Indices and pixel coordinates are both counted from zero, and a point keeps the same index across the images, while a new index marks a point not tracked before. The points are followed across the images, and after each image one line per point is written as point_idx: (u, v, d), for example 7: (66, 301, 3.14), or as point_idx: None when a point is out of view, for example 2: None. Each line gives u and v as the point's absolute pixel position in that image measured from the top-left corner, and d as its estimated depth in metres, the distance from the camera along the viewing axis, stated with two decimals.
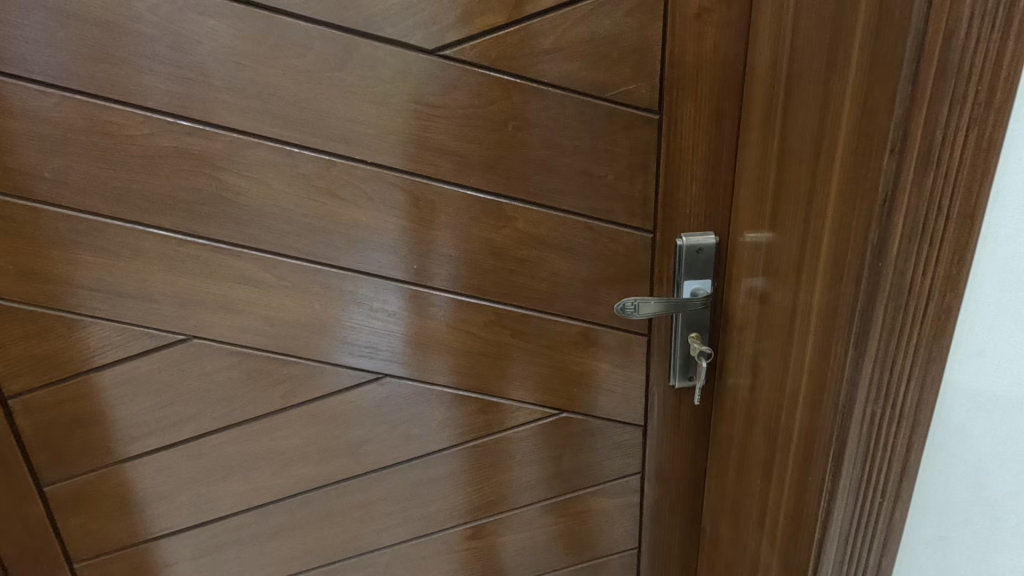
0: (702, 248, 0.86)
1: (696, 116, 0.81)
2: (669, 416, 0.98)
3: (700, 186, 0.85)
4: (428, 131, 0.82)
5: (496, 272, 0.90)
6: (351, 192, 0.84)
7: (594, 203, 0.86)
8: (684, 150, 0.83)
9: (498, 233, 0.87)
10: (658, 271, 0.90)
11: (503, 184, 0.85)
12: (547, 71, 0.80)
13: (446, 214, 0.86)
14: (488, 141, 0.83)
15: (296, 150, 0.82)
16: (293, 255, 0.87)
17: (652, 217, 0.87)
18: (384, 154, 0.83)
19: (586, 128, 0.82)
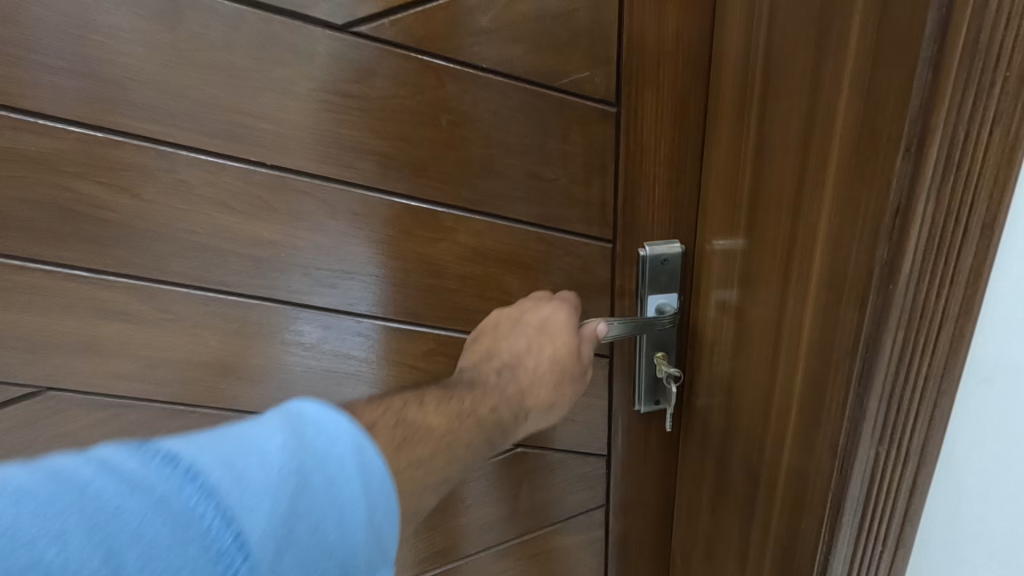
0: (668, 258, 0.77)
1: (658, 110, 0.71)
2: (635, 443, 0.88)
3: (664, 189, 0.75)
4: (344, 126, 0.67)
5: (436, 292, 0.76)
6: (248, 202, 0.68)
7: (547, 210, 0.74)
8: (645, 148, 0.72)
9: (435, 247, 0.74)
10: (621, 285, 0.79)
11: (439, 190, 0.71)
12: (486, 55, 0.67)
13: (371, 226, 0.72)
14: (417, 138, 0.69)
15: (171, 150, 0.65)
16: (177, 282, 0.70)
17: (611, 224, 0.76)
18: (289, 156, 0.67)
19: (535, 122, 0.70)
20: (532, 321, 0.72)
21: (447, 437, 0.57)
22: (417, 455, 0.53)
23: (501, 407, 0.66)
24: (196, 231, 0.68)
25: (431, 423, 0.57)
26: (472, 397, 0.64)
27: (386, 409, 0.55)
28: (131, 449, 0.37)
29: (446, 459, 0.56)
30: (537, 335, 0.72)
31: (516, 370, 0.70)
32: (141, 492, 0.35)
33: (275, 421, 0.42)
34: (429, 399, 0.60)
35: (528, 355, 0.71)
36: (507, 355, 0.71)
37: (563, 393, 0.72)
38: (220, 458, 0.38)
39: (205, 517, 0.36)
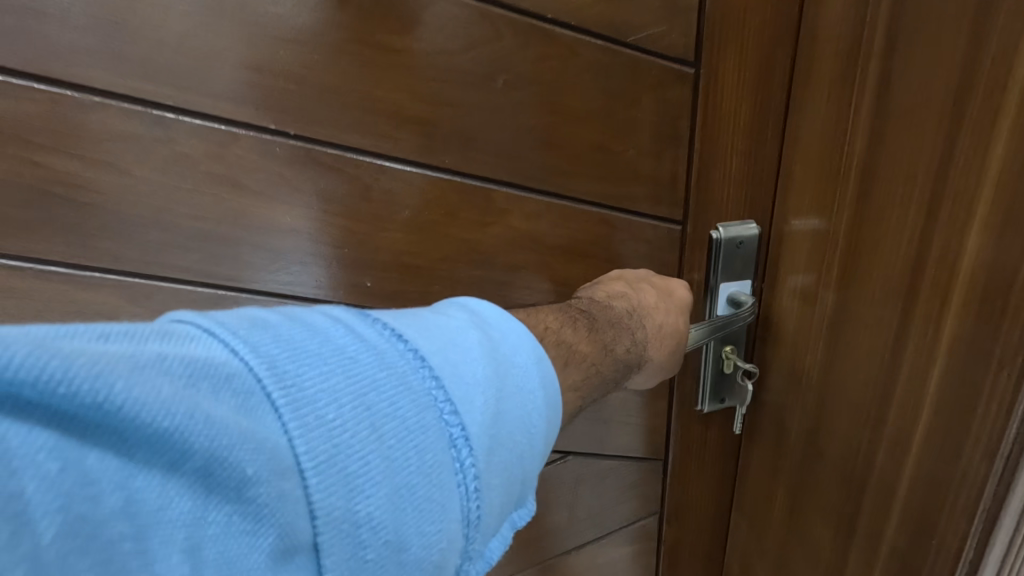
0: (743, 241, 0.68)
1: (742, 72, 0.62)
2: (694, 447, 0.80)
3: (744, 163, 0.66)
4: (383, 88, 0.55)
5: (485, 284, 0.65)
6: (264, 180, 0.56)
7: (613, 187, 0.65)
8: (726, 116, 0.64)
9: (484, 232, 0.63)
10: (689, 272, 0.70)
11: (492, 165, 0.60)
12: (551, 3, 0.56)
13: (412, 208, 0.60)
14: (468, 102, 0.58)
15: (170, 116, 0.52)
16: (177, 278, 0.57)
17: (682, 204, 0.67)
18: (313, 122, 0.55)
19: (606, 85, 0.60)
20: (659, 283, 0.65)
21: (591, 363, 0.53)
22: (571, 382, 0.51)
23: (632, 351, 0.59)
24: (201, 216, 0.56)
25: (582, 349, 0.53)
26: (612, 327, 0.58)
27: (548, 327, 0.52)
28: (357, 320, 0.36)
29: (589, 385, 0.53)
30: (662, 291, 0.64)
31: (644, 317, 0.61)
32: (385, 366, 0.34)
33: (467, 315, 0.42)
34: (580, 322, 0.55)
35: (657, 310, 0.62)
36: (638, 299, 0.62)
37: (664, 367, 0.64)
38: (443, 341, 0.38)
39: (438, 399, 0.35)
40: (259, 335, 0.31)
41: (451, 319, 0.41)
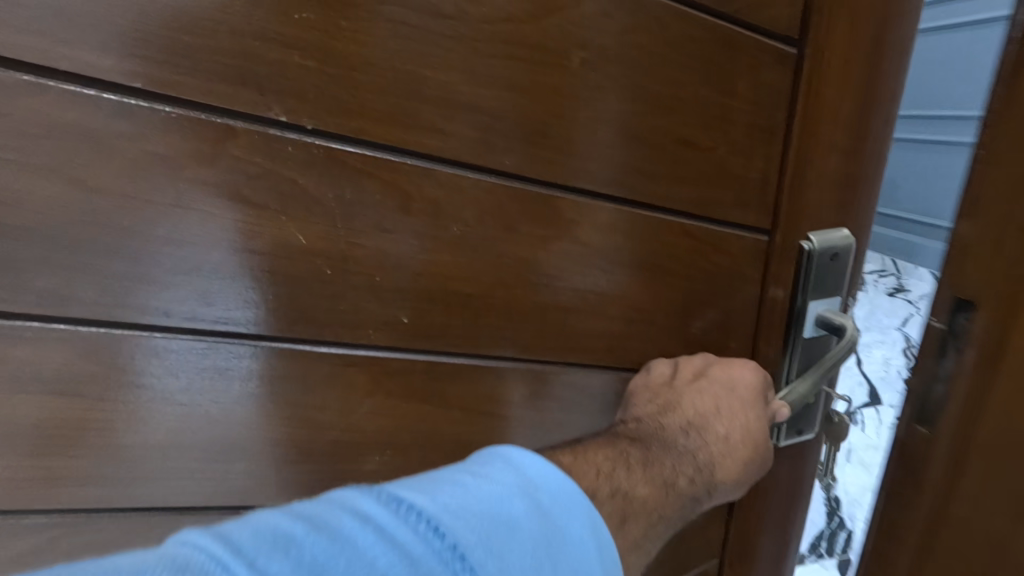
0: (837, 252, 0.59)
1: (850, 55, 0.53)
2: (766, 484, 0.71)
3: (842, 163, 0.56)
4: (434, 66, 0.42)
5: (546, 313, 0.53)
6: (270, 190, 0.41)
7: (699, 192, 0.54)
8: (830, 107, 0.54)
9: (547, 249, 0.51)
10: (773, 291, 0.60)
11: (562, 166, 0.48)
12: None
13: (462, 222, 0.47)
14: (537, 87, 0.45)
15: (136, 101, 0.37)
16: (150, 324, 0.42)
17: (770, 210, 0.57)
18: (339, 112, 0.41)
19: (700, 67, 0.49)
20: (719, 377, 0.57)
21: (653, 510, 0.50)
22: (632, 538, 0.47)
23: (698, 480, 0.53)
24: (183, 240, 0.41)
25: (642, 493, 0.49)
26: (669, 455, 0.53)
27: (600, 474, 0.47)
28: (386, 510, 0.33)
29: (655, 531, 0.50)
30: (719, 392, 0.56)
31: (702, 434, 0.55)
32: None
33: (510, 472, 0.39)
34: (634, 458, 0.50)
35: (714, 421, 0.55)
36: (691, 413, 0.55)
37: (744, 481, 0.57)
38: (485, 523, 0.35)
39: None
40: (276, 563, 0.28)
41: (491, 487, 0.37)
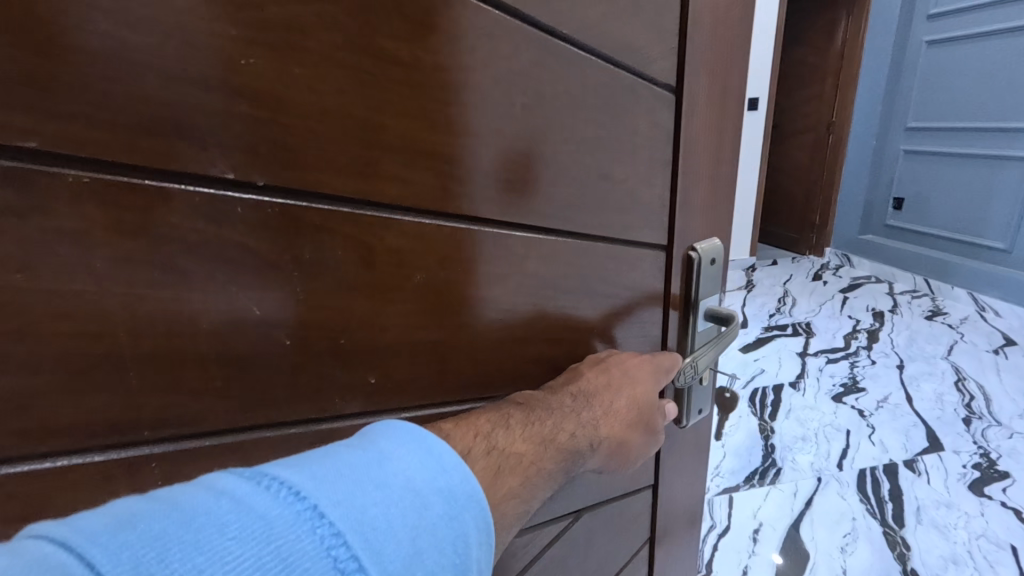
0: (714, 258, 0.65)
1: (703, 86, 0.58)
2: (685, 453, 0.74)
3: (705, 179, 0.62)
4: (396, 111, 0.38)
5: (504, 349, 0.51)
6: (219, 259, 0.34)
7: (614, 217, 0.55)
8: (696, 132, 0.58)
9: (514, 290, 0.49)
10: (670, 297, 0.64)
11: (518, 206, 0.47)
12: (591, 19, 0.46)
13: (425, 270, 0.43)
14: (506, 137, 0.44)
15: (37, 166, 0.28)
16: (57, 451, 0.32)
17: (665, 227, 0.60)
18: (301, 167, 0.36)
19: (607, 105, 0.50)
20: (617, 361, 0.56)
21: (529, 468, 0.44)
22: (510, 491, 0.41)
23: (578, 436, 0.49)
24: (106, 334, 0.32)
25: (518, 450, 0.44)
26: (550, 415, 0.48)
27: (474, 433, 0.42)
28: (249, 479, 0.29)
29: (534, 489, 0.44)
30: (615, 373, 0.55)
31: (592, 399, 0.52)
32: (277, 532, 0.27)
33: (397, 441, 0.35)
34: (515, 419, 0.46)
35: (607, 394, 0.53)
36: (585, 382, 0.53)
37: (623, 453, 0.54)
38: (350, 481, 0.31)
39: (341, 560, 0.28)
40: (109, 539, 0.24)
41: (367, 453, 0.34)
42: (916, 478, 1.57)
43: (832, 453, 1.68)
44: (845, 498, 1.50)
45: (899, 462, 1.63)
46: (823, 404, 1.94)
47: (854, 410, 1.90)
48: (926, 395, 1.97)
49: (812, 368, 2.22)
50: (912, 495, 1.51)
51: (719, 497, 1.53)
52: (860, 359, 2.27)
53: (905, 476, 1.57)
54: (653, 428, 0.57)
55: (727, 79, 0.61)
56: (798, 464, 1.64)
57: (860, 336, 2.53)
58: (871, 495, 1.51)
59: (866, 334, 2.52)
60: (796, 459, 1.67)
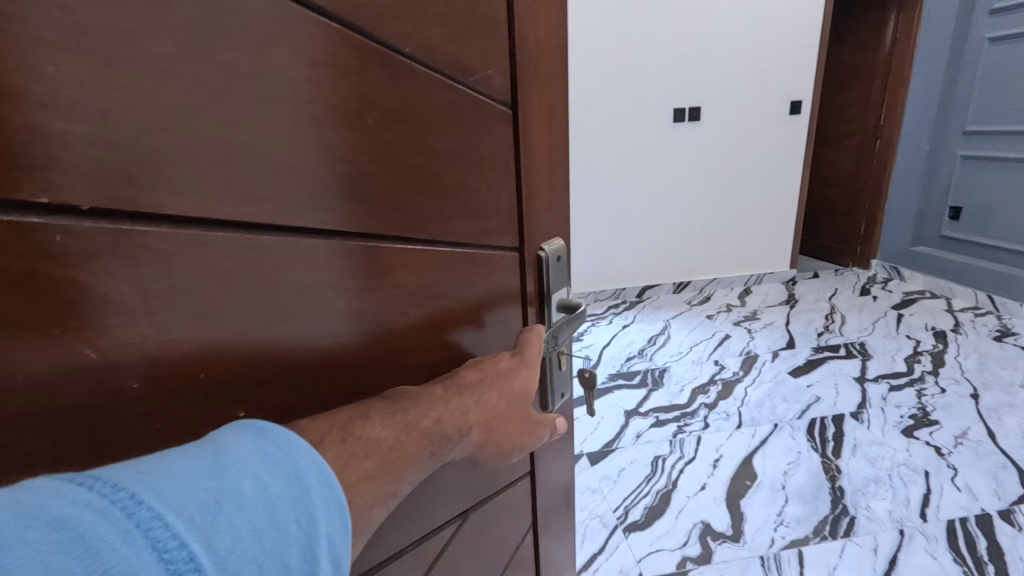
0: (561, 256, 0.66)
1: (535, 91, 0.57)
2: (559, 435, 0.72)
3: (544, 181, 0.62)
4: (243, 129, 0.35)
5: (380, 359, 0.49)
6: (42, 304, 0.30)
7: (473, 224, 0.54)
8: (532, 137, 0.58)
9: (388, 299, 0.48)
10: (526, 294, 0.63)
11: (379, 220, 0.45)
12: (446, 47, 0.47)
13: (291, 289, 0.41)
14: (364, 158, 0.43)
15: None
16: None
17: (516, 231, 0.60)
18: (138, 195, 0.32)
19: (456, 118, 0.49)
20: (496, 361, 0.53)
21: (392, 457, 0.40)
22: (366, 475, 0.37)
23: (446, 421, 0.45)
24: None
25: (377, 436, 0.39)
26: (417, 403, 0.44)
27: (329, 420, 0.38)
28: (50, 480, 0.25)
29: (396, 476, 0.40)
30: (489, 371, 0.52)
31: (464, 393, 0.48)
32: (78, 518, 0.23)
33: (235, 431, 0.32)
34: (376, 410, 0.41)
35: (480, 389, 0.49)
36: (459, 379, 0.49)
37: (498, 445, 0.51)
38: (187, 482, 0.27)
39: (160, 534, 0.25)
40: None
41: (210, 458, 0.29)
42: (1018, 533, 1.54)
43: (912, 500, 1.68)
44: (935, 558, 1.47)
45: (994, 513, 1.61)
46: (897, 441, 1.96)
47: (930, 447, 1.92)
48: (1011, 431, 1.96)
49: (875, 398, 2.24)
50: (1017, 556, 1.46)
51: (787, 553, 1.52)
52: (929, 388, 2.28)
53: (1004, 532, 1.54)
54: (521, 422, 0.54)
55: (557, 84, 0.61)
56: (875, 513, 1.64)
57: (924, 358, 2.52)
58: (966, 555, 1.47)
59: (930, 357, 2.51)
60: (871, 505, 1.67)
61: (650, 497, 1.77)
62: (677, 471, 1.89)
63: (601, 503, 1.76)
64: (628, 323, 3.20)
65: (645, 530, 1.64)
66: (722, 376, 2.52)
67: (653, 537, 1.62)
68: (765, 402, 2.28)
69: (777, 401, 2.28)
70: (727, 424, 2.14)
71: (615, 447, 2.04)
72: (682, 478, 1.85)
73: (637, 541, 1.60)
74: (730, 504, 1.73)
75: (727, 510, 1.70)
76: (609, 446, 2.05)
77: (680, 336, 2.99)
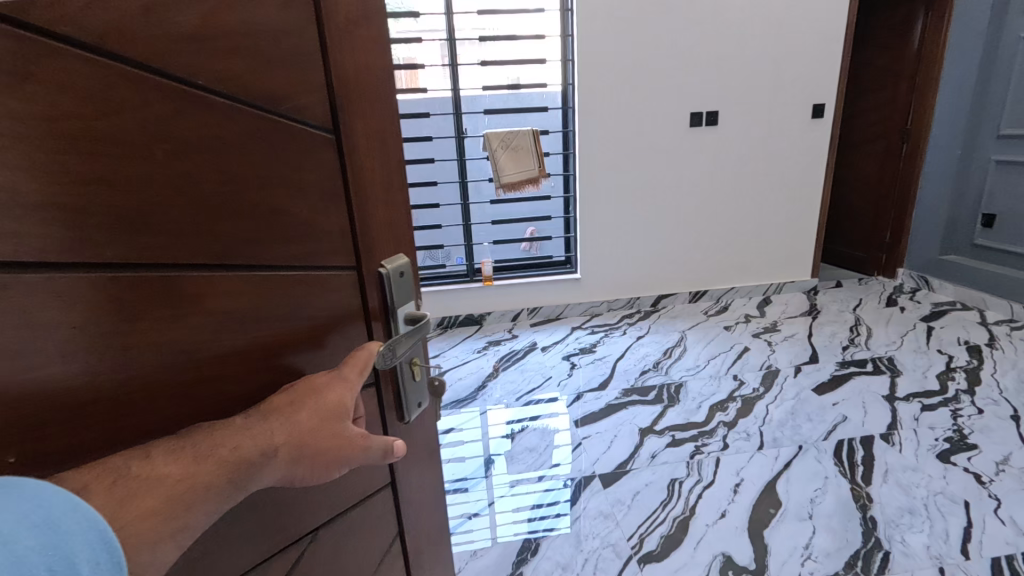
0: (405, 270, 0.60)
1: (359, 105, 0.53)
2: (427, 444, 0.69)
3: (380, 199, 0.57)
4: None
5: (190, 391, 0.44)
6: None
7: (300, 247, 0.51)
8: (357, 153, 0.54)
9: (200, 331, 0.44)
10: (369, 309, 0.58)
11: (180, 251, 0.42)
12: (243, 64, 0.43)
13: (61, 326, 0.37)
14: (141, 180, 0.39)
15: None
16: None
17: (350, 249, 0.55)
18: None
19: (268, 147, 0.46)
20: (319, 379, 0.50)
21: (178, 495, 0.38)
22: (149, 512, 0.36)
23: (248, 447, 0.43)
24: None
25: (158, 473, 0.38)
26: (210, 433, 0.42)
27: (100, 468, 0.36)
28: None
29: (187, 509, 0.38)
30: (306, 389, 0.49)
31: (272, 419, 0.45)
32: None
33: None
34: (159, 448, 0.39)
35: (292, 409, 0.47)
36: (267, 403, 0.46)
37: (312, 466, 0.48)
38: None
39: None
40: None
41: None
42: None
43: (951, 533, 1.56)
44: None
45: None
46: (931, 467, 1.84)
47: (969, 474, 1.80)
48: None
49: (907, 418, 2.11)
50: None
51: None
52: (965, 408, 2.14)
53: None
54: (348, 442, 0.50)
55: (388, 90, 0.56)
56: (911, 548, 1.52)
57: (958, 375, 2.37)
58: None
59: (965, 374, 2.36)
60: (907, 539, 1.55)
61: (666, 525, 1.67)
62: (696, 496, 1.78)
63: (613, 530, 1.67)
64: (643, 334, 3.09)
65: (661, 561, 1.54)
66: (743, 393, 2.40)
67: (671, 570, 1.51)
68: (789, 422, 2.16)
69: (802, 420, 2.16)
70: (748, 445, 2.03)
71: (629, 468, 1.94)
72: (701, 504, 1.74)
73: (653, 573, 1.50)
74: (754, 535, 1.61)
75: (750, 542, 1.59)
76: (624, 467, 1.95)
77: (698, 348, 2.87)
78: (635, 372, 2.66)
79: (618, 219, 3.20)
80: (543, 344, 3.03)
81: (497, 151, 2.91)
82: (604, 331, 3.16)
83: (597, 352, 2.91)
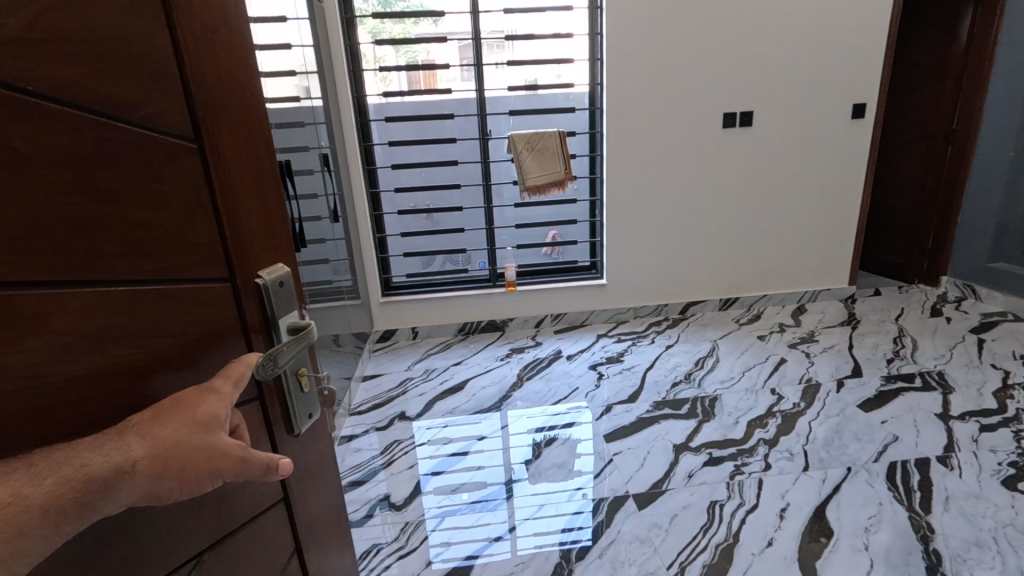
0: (285, 280, 0.60)
1: (223, 116, 0.52)
2: (311, 453, 0.68)
3: (253, 206, 0.56)
4: None
5: (34, 420, 0.39)
6: None
7: (169, 257, 0.48)
8: (226, 160, 0.52)
9: (52, 352, 0.39)
10: (248, 319, 0.56)
11: (24, 267, 0.38)
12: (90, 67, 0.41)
13: None
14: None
15: None
16: None
17: (222, 260, 0.53)
18: None
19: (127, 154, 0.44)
20: (190, 391, 0.48)
21: None
22: None
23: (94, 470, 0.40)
24: None
25: None
26: (48, 457, 0.39)
27: None
28: None
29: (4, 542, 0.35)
30: (174, 403, 0.46)
31: (128, 440, 0.42)
32: None
33: None
34: None
35: (155, 426, 0.44)
36: (127, 421, 0.43)
37: (176, 481, 0.45)
38: None
39: None
40: None
41: None
42: None
43: None
44: None
45: None
46: (993, 496, 1.69)
47: None
48: None
49: (965, 439, 1.95)
50: None
51: None
52: None
53: None
54: (222, 455, 0.47)
55: (254, 98, 0.57)
56: None
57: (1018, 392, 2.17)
58: None
59: None
60: None
61: (708, 552, 1.59)
62: (738, 521, 1.70)
63: (652, 558, 1.59)
64: (672, 343, 3.00)
65: None
66: (782, 408, 2.27)
67: None
68: (835, 441, 2.03)
69: (849, 439, 2.03)
70: (792, 465, 1.92)
71: (665, 488, 1.87)
72: (746, 530, 1.65)
73: None
74: (806, 565, 1.51)
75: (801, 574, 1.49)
76: (659, 487, 1.88)
77: (732, 359, 2.76)
78: (666, 383, 2.58)
79: (644, 225, 3.14)
80: (568, 352, 3.00)
81: (522, 152, 2.92)
82: (631, 339, 3.09)
83: (625, 362, 2.84)
